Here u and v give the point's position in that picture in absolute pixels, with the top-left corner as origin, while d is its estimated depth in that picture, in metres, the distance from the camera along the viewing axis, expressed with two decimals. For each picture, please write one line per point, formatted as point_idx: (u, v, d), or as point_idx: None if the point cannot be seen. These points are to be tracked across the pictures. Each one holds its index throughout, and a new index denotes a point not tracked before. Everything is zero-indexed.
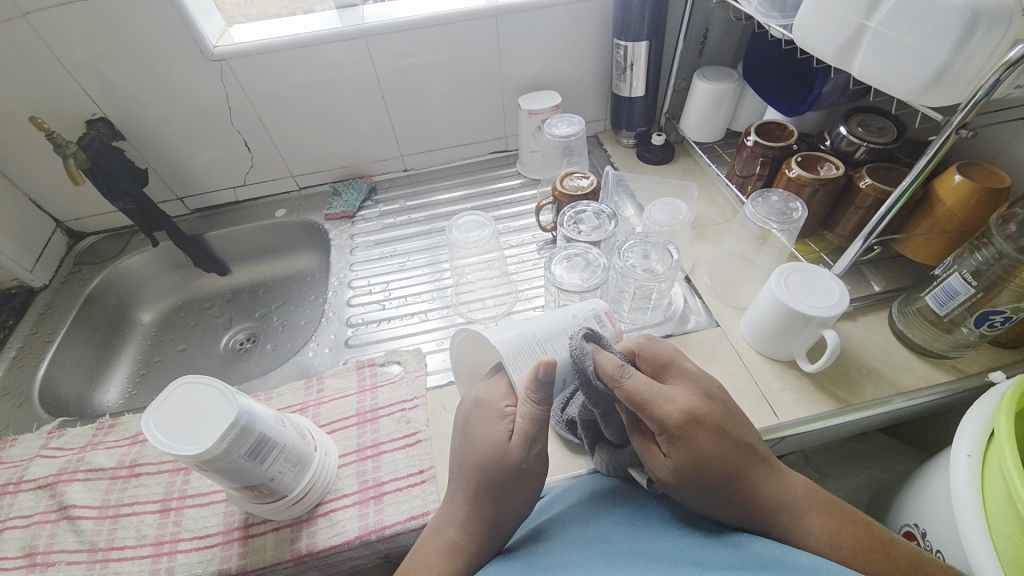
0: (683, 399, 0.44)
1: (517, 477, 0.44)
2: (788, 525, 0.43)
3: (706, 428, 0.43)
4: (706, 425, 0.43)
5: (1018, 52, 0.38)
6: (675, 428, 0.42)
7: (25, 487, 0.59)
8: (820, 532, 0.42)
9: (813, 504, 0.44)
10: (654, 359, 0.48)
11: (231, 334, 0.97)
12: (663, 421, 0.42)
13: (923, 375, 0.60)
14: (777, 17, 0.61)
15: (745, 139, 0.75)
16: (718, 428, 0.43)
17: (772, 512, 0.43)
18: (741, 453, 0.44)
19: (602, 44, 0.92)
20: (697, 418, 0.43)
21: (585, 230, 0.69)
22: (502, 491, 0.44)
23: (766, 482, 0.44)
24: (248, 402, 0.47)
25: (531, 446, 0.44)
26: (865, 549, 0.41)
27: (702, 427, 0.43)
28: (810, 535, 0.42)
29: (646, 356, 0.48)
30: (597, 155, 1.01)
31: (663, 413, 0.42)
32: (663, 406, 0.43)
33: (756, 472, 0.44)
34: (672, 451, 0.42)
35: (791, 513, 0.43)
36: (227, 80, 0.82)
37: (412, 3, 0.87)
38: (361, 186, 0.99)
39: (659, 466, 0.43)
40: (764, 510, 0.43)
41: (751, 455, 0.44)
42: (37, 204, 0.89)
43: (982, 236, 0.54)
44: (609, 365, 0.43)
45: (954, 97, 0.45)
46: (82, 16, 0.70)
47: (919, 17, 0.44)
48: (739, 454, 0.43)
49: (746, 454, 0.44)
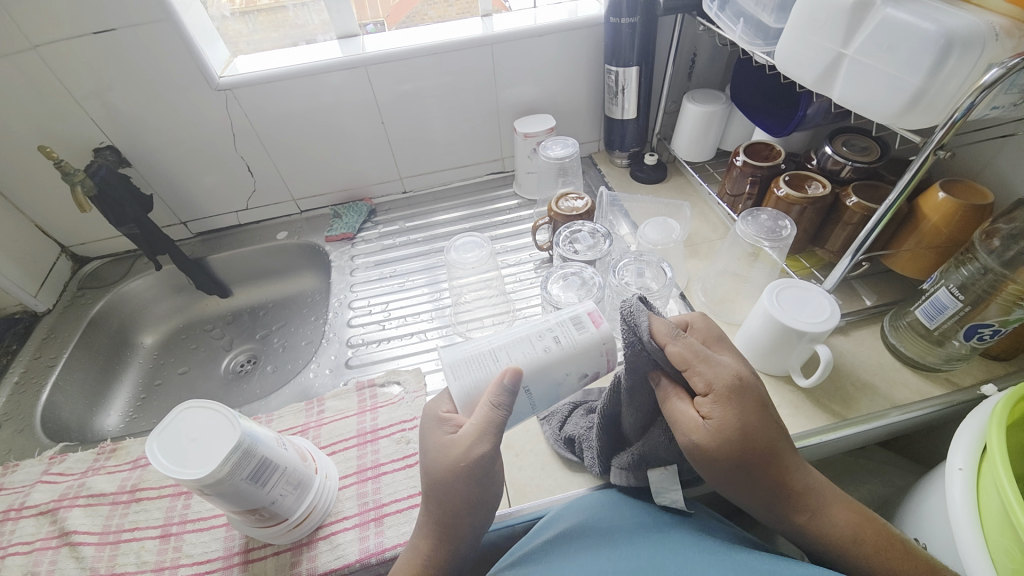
0: (735, 366, 0.44)
1: (461, 483, 0.44)
2: (807, 510, 0.43)
3: (754, 398, 0.42)
4: (754, 397, 0.42)
5: (992, 76, 0.39)
6: (724, 390, 0.42)
7: (26, 514, 0.59)
8: (842, 524, 0.43)
9: (837, 497, 0.44)
10: (707, 331, 0.49)
11: (232, 356, 0.97)
12: (712, 381, 0.42)
13: (917, 389, 0.61)
14: (761, 44, 0.64)
15: (735, 159, 0.78)
16: (764, 400, 0.43)
17: (799, 496, 0.43)
18: (781, 431, 0.43)
19: (594, 69, 0.95)
20: (746, 386, 0.43)
21: (580, 249, 0.71)
22: (453, 499, 0.44)
23: (796, 467, 0.43)
24: (250, 425, 0.48)
25: (480, 447, 0.43)
26: (886, 549, 0.42)
27: (750, 396, 0.42)
28: (830, 524, 0.43)
29: (698, 327, 0.49)
30: (592, 175, 1.03)
31: (713, 374, 0.42)
32: (714, 367, 0.43)
33: (791, 454, 0.43)
34: (715, 413, 0.42)
35: (815, 498, 0.43)
36: (231, 108, 0.84)
37: (410, 33, 0.90)
38: (362, 209, 1.01)
39: (696, 428, 0.42)
40: (790, 492, 0.43)
41: (788, 436, 0.44)
42: (43, 230, 0.91)
43: (968, 251, 0.55)
44: (663, 328, 0.44)
45: (932, 119, 0.47)
46: (92, 49, 0.73)
47: (895, 46, 0.46)
48: (778, 432, 0.43)
49: (783, 434, 0.44)
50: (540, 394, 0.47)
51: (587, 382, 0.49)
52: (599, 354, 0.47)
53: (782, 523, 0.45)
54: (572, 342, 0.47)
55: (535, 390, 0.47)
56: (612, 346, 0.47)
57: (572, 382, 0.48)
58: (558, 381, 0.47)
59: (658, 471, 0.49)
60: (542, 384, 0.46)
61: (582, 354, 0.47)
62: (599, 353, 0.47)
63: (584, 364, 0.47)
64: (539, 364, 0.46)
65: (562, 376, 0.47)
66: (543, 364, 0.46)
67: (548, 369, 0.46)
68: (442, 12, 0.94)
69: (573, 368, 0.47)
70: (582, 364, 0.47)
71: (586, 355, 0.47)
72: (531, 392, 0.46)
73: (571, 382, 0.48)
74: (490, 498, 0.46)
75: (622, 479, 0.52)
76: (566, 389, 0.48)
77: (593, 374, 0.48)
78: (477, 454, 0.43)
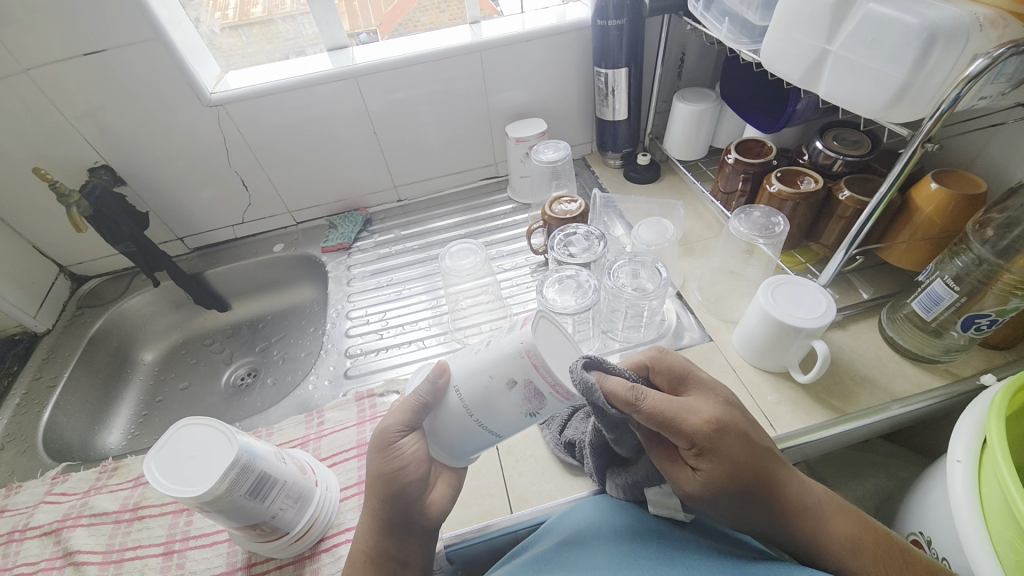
0: (708, 409, 0.43)
1: (370, 455, 0.46)
2: (813, 530, 0.43)
3: (736, 436, 0.42)
4: (736, 432, 0.43)
5: (977, 67, 0.39)
6: (705, 441, 0.42)
7: (31, 534, 0.59)
8: (842, 538, 0.43)
9: (836, 510, 0.44)
10: (669, 372, 0.49)
11: (232, 370, 0.97)
12: (692, 435, 0.42)
13: (916, 381, 0.61)
14: (747, 43, 0.64)
15: (727, 157, 0.78)
16: (746, 433, 0.43)
17: (797, 518, 0.43)
18: (768, 457, 0.44)
19: (584, 71, 0.95)
20: (725, 426, 0.42)
21: (575, 252, 0.71)
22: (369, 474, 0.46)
23: (791, 489, 0.44)
24: (248, 440, 0.48)
25: (387, 420, 0.46)
26: (885, 559, 0.41)
27: (732, 434, 0.42)
28: (833, 540, 0.43)
29: (660, 369, 0.49)
30: (585, 177, 1.04)
31: (691, 427, 0.42)
32: (689, 420, 0.42)
33: (783, 478, 0.44)
34: (703, 465, 0.42)
35: (817, 515, 0.44)
36: (224, 124, 0.85)
37: (400, 42, 0.91)
38: (357, 218, 1.02)
39: (689, 480, 0.44)
40: (793, 515, 0.43)
41: (777, 459, 0.45)
42: (40, 250, 0.91)
43: (961, 242, 0.55)
44: (621, 389, 0.43)
45: (919, 112, 0.47)
46: (83, 70, 0.74)
47: (878, 41, 0.46)
48: (766, 459, 0.43)
49: (772, 458, 0.44)
50: (472, 400, 0.42)
51: (524, 393, 0.39)
52: (519, 356, 0.39)
53: (790, 546, 0.45)
54: (497, 344, 0.41)
55: (467, 395, 0.42)
56: (531, 346, 0.38)
57: (501, 390, 0.40)
58: (486, 387, 0.41)
59: (655, 488, 0.48)
60: (470, 390, 0.41)
61: (503, 354, 0.40)
62: (520, 355, 0.39)
63: (507, 368, 0.39)
64: (467, 364, 0.42)
65: (486, 380, 0.40)
66: (470, 365, 0.42)
67: (473, 370, 0.41)
68: (434, 18, 0.95)
69: (497, 371, 0.40)
70: (505, 368, 0.39)
71: (505, 356, 0.39)
72: (461, 395, 0.42)
73: (501, 391, 0.40)
74: (406, 478, 0.45)
75: (619, 493, 0.51)
76: (501, 401, 0.40)
77: (525, 383, 0.39)
78: (383, 425, 0.46)
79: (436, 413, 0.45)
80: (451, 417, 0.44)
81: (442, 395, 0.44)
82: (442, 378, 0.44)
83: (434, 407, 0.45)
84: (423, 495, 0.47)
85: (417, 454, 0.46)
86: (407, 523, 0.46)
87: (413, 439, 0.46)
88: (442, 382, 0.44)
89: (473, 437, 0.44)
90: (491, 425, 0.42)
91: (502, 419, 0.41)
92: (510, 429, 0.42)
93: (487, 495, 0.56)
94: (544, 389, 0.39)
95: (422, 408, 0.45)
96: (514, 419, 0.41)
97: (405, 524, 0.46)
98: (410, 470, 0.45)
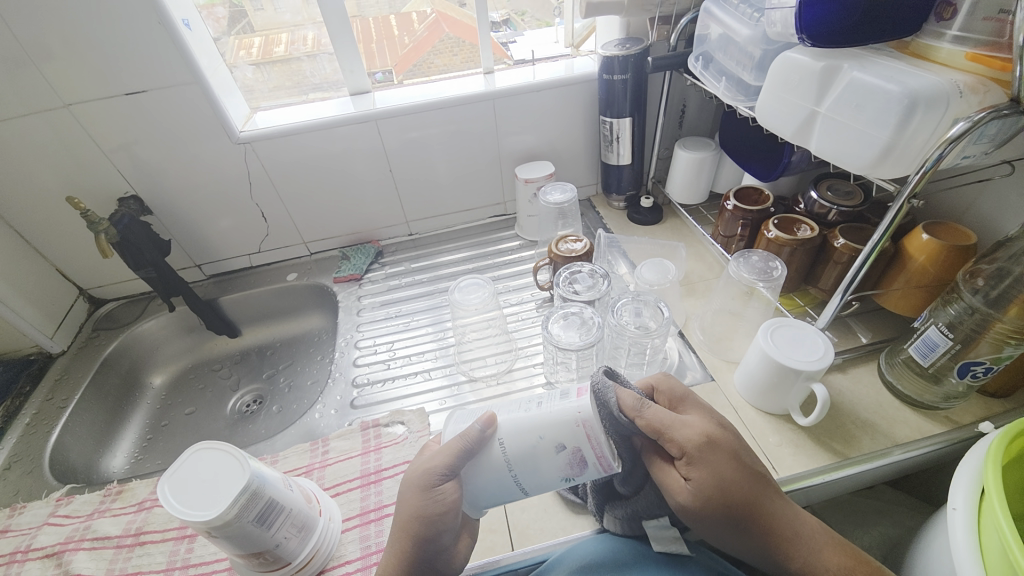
0: (700, 425, 0.46)
1: (410, 495, 0.46)
2: (804, 558, 0.44)
3: (726, 452, 0.45)
4: (723, 448, 0.45)
5: (958, 130, 0.42)
6: (696, 451, 0.44)
7: (33, 556, 0.60)
8: (834, 569, 0.43)
9: (827, 542, 0.44)
10: (672, 392, 0.51)
11: (238, 396, 0.98)
12: (683, 444, 0.45)
13: (917, 427, 0.61)
14: (743, 100, 0.69)
15: (726, 203, 0.82)
16: (736, 453, 0.45)
17: (787, 543, 0.44)
18: (759, 480, 0.45)
19: (590, 117, 1.00)
20: (714, 441, 0.45)
21: (580, 289, 0.73)
22: (406, 511, 0.46)
23: (781, 514, 0.45)
24: (259, 467, 0.49)
25: (432, 461, 0.45)
26: None
27: (721, 451, 0.45)
28: (822, 569, 0.43)
29: (662, 390, 0.51)
30: (591, 218, 1.08)
31: (682, 437, 0.45)
32: (682, 431, 0.45)
33: (774, 502, 0.45)
34: (693, 474, 0.44)
35: (807, 544, 0.44)
36: (250, 159, 0.90)
37: (417, 88, 0.97)
38: (369, 251, 1.05)
39: (680, 490, 0.45)
40: (780, 541, 0.44)
41: (769, 486, 0.46)
42: (64, 274, 0.95)
43: (953, 291, 0.57)
44: (629, 398, 0.46)
45: (904, 169, 0.50)
46: (123, 107, 0.79)
47: (864, 105, 0.50)
48: (757, 481, 0.45)
49: (764, 482, 0.46)
50: (515, 455, 0.43)
51: (569, 459, 0.43)
52: (574, 425, 0.42)
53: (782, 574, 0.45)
54: (551, 409, 0.44)
55: (511, 450, 0.43)
56: (589, 418, 0.42)
57: (548, 453, 0.43)
58: (533, 448, 0.43)
59: (653, 521, 0.51)
60: (516, 446, 0.43)
61: (557, 420, 0.43)
62: (576, 424, 0.42)
63: (560, 432, 0.43)
64: (517, 420, 0.44)
65: (535, 441, 0.43)
66: (519, 422, 0.44)
67: (523, 429, 0.43)
68: (448, 60, 1.03)
69: (549, 434, 0.43)
70: (557, 433, 0.43)
71: (560, 422, 0.43)
72: (506, 448, 0.43)
73: (548, 453, 0.43)
74: (439, 524, 0.45)
75: (616, 527, 0.51)
76: (545, 462, 0.43)
77: (573, 450, 0.43)
78: (426, 466, 0.45)
79: (475, 463, 0.44)
80: (488, 467, 0.44)
81: (485, 445, 0.44)
82: (489, 429, 0.44)
83: (476, 454, 0.44)
84: (452, 545, 0.48)
85: (455, 501, 0.45)
86: (434, 567, 0.46)
87: (453, 486, 0.45)
88: (488, 434, 0.44)
89: (501, 491, 0.45)
90: (527, 484, 0.44)
91: (539, 480, 0.44)
92: (539, 490, 0.45)
93: (489, 530, 0.56)
94: (589, 458, 0.43)
95: (466, 454, 0.44)
96: (551, 480, 0.44)
97: (433, 571, 0.46)
98: (447, 516, 0.45)
